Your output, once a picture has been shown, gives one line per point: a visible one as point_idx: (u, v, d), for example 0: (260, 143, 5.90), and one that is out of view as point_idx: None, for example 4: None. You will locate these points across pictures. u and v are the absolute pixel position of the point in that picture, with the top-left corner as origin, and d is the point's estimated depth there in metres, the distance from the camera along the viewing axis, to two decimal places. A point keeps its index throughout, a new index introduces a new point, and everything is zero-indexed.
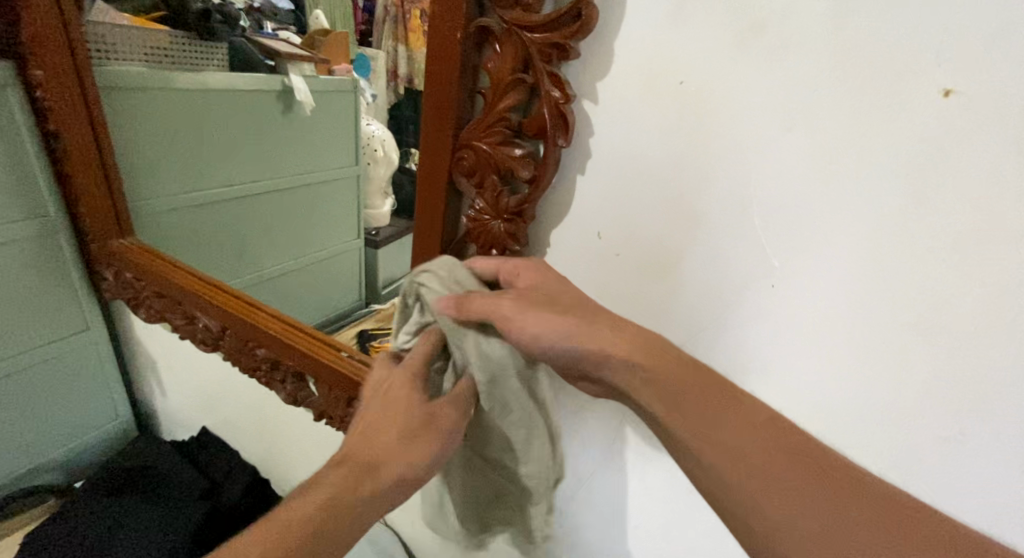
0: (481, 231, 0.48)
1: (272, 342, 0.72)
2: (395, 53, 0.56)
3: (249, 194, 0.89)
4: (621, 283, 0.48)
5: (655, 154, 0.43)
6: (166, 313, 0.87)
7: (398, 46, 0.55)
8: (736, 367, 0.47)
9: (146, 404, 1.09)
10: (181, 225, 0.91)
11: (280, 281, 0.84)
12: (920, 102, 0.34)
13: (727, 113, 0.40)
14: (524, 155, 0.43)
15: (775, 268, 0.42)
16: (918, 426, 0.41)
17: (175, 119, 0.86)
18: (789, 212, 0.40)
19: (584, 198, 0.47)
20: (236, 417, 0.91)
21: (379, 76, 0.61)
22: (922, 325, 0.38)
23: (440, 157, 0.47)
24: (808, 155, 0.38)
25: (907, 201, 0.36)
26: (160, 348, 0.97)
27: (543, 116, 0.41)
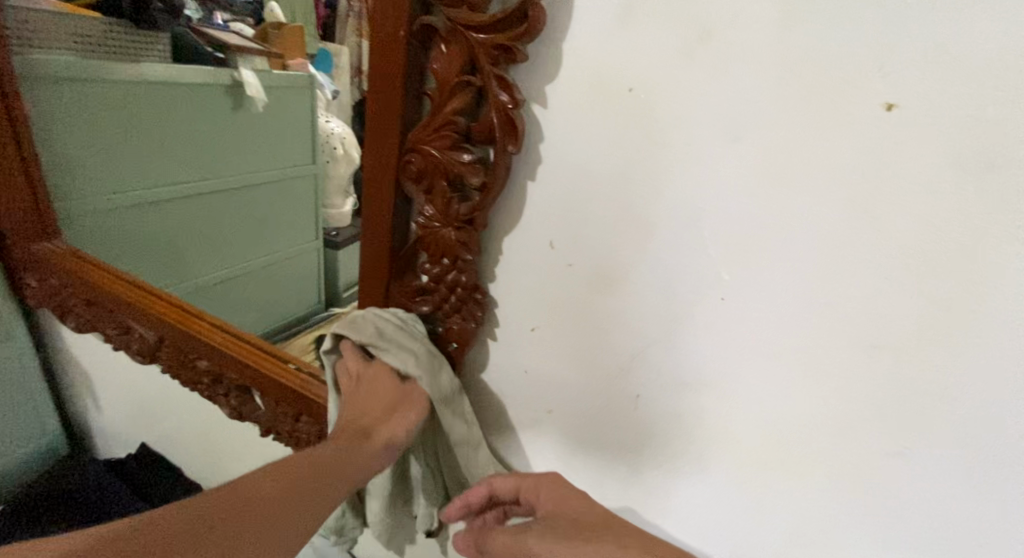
0: (431, 240, 0.46)
1: (214, 354, 0.69)
2: (359, 50, 0.51)
3: (196, 193, 0.86)
4: (573, 294, 0.47)
5: (605, 164, 0.42)
6: (96, 322, 0.82)
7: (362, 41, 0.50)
8: (688, 381, 0.46)
9: (79, 419, 1.02)
10: (111, 229, 0.85)
11: (223, 287, 0.79)
12: (865, 116, 0.34)
13: (676, 123, 0.39)
14: (473, 161, 0.41)
15: (725, 280, 0.41)
16: (864, 440, 0.41)
17: (109, 114, 0.81)
18: (739, 226, 0.40)
19: (535, 207, 0.45)
20: (177, 433, 0.86)
21: (342, 73, 0.57)
22: (863, 340, 0.38)
23: (387, 161, 0.44)
24: (757, 167, 0.38)
25: (849, 215, 0.36)
26: (93, 360, 0.92)
27: (491, 121, 0.40)
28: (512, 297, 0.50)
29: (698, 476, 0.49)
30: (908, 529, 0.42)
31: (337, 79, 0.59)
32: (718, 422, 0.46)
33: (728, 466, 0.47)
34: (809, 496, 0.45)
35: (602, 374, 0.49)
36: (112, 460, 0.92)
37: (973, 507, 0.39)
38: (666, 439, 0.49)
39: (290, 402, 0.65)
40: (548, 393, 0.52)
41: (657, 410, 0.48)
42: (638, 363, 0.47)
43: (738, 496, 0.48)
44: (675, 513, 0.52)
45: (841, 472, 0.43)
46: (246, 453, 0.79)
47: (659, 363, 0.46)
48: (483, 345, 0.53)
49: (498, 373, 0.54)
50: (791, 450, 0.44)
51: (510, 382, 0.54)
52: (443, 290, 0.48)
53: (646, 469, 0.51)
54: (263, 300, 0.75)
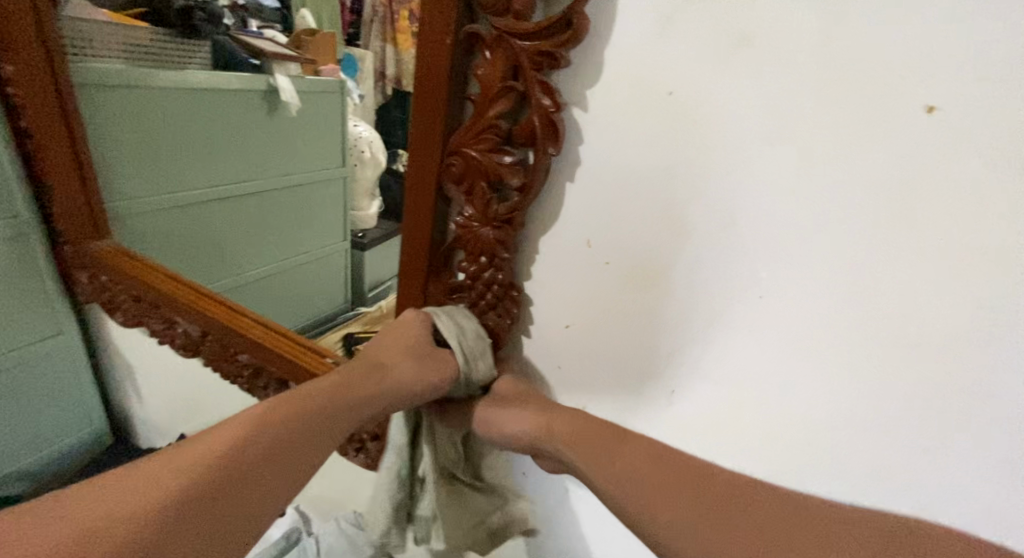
0: (470, 239, 0.47)
1: (254, 348, 0.72)
2: (383, 52, 0.55)
3: (230, 195, 0.88)
4: (608, 291, 0.48)
5: (642, 165, 0.43)
6: (142, 317, 0.86)
7: (387, 45, 0.54)
8: (721, 376, 0.47)
9: (122, 411, 1.06)
10: (156, 228, 0.88)
11: (260, 285, 0.82)
12: (902, 117, 0.35)
13: (713, 126, 0.40)
14: (513, 163, 0.43)
15: (761, 278, 0.42)
16: (899, 437, 0.41)
17: (155, 118, 0.85)
18: (774, 225, 0.41)
19: (572, 207, 0.47)
20: (216, 426, 0.89)
21: (367, 77, 0.60)
22: (900, 337, 0.39)
23: (428, 163, 0.46)
24: (795, 168, 0.39)
25: (887, 214, 0.37)
26: (137, 353, 0.95)
27: (532, 124, 0.41)
28: (546, 295, 0.51)
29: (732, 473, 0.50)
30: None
31: (361, 83, 0.63)
32: (751, 418, 0.47)
33: (762, 463, 0.48)
34: (845, 496, 0.45)
35: (635, 370, 0.50)
36: (154, 450, 0.95)
37: (1013, 506, 0.39)
38: (699, 435, 0.50)
39: None
40: (581, 389, 0.53)
41: (690, 406, 0.49)
42: (673, 359, 0.48)
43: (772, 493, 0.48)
44: None
45: (877, 470, 0.43)
46: None
47: (692, 359, 0.47)
48: (517, 341, 0.55)
49: (531, 370, 0.55)
50: (825, 448, 0.45)
51: (544, 378, 0.55)
52: (479, 287, 0.50)
53: None
54: (296, 298, 0.78)
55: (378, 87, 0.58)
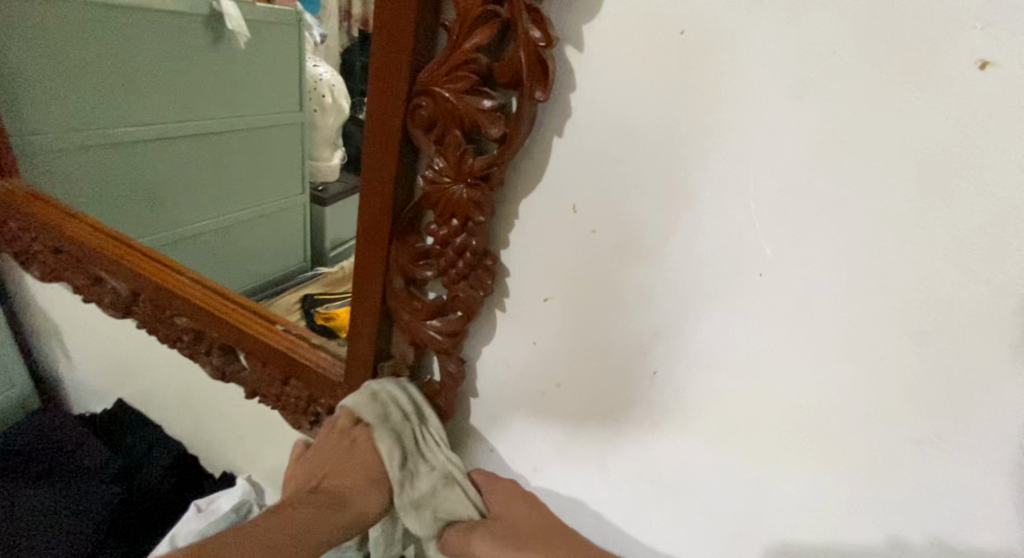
0: (441, 197, 0.41)
1: (195, 311, 0.65)
2: None
3: (166, 136, 0.77)
4: (591, 266, 0.43)
5: (639, 120, 0.37)
6: (64, 272, 0.77)
7: None
8: (710, 360, 0.42)
9: (48, 371, 0.97)
10: (78, 170, 0.78)
11: (202, 240, 0.73)
12: (950, 75, 0.30)
13: (729, 77, 0.34)
14: (493, 109, 0.36)
15: (767, 256, 0.37)
16: (894, 428, 0.38)
17: (76, 39, 0.73)
18: (788, 195, 0.36)
19: (557, 166, 0.41)
20: (156, 390, 0.82)
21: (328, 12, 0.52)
22: (913, 325, 0.35)
23: (392, 105, 0.39)
24: (818, 129, 0.33)
25: (917, 189, 0.32)
26: (62, 311, 0.86)
27: (518, 61, 0.34)
28: (524, 264, 0.46)
29: (709, 459, 0.46)
30: (929, 523, 0.39)
31: (321, 20, 0.54)
32: (737, 406, 0.43)
33: (742, 450, 0.45)
34: (827, 486, 0.42)
35: (618, 351, 0.45)
36: (86, 416, 0.88)
37: (1001, 500, 0.37)
38: (677, 420, 0.46)
39: (278, 367, 0.61)
40: (557, 369, 0.49)
41: (672, 391, 0.45)
42: (658, 340, 0.43)
43: (747, 479, 0.45)
44: (679, 497, 0.49)
45: (864, 460, 0.40)
46: (230, 415, 0.76)
47: (681, 342, 0.43)
48: (490, 315, 0.49)
49: (502, 345, 0.50)
50: (814, 438, 0.41)
51: (516, 356, 0.50)
52: (450, 254, 0.44)
53: (654, 452, 0.48)
54: (244, 256, 0.70)
55: (342, 27, 0.50)
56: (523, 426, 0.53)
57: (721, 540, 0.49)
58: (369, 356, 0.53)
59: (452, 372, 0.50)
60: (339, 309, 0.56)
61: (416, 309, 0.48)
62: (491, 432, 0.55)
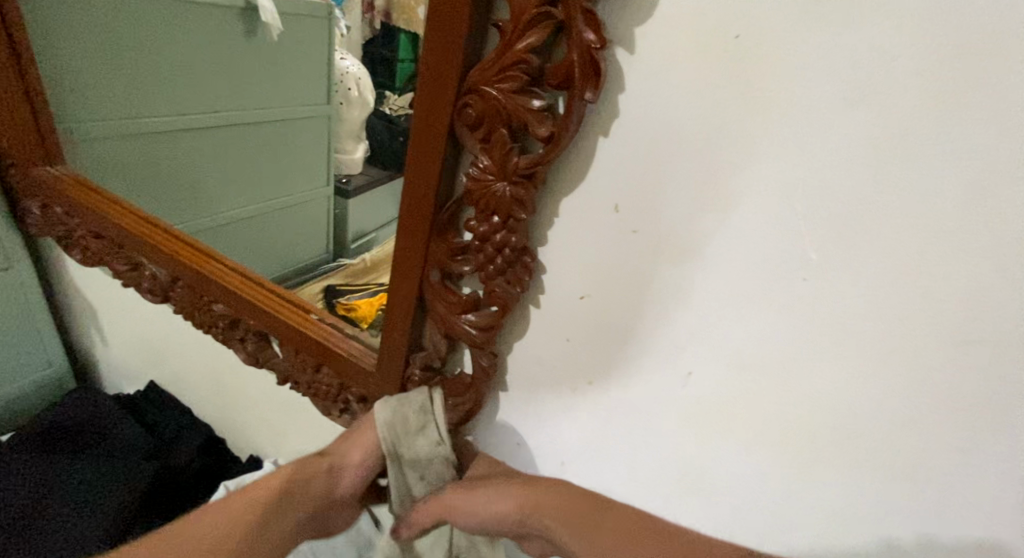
0: (483, 194, 0.41)
1: (229, 298, 0.67)
2: None
3: (202, 125, 0.78)
4: (629, 264, 0.43)
5: (686, 122, 0.37)
6: (104, 256, 0.79)
7: None
8: (747, 361, 0.43)
9: (83, 353, 1.00)
10: (117, 157, 0.79)
11: (235, 229, 0.74)
12: (1010, 85, 0.29)
13: (778, 81, 0.34)
14: (542, 108, 0.36)
15: (809, 260, 0.38)
16: (930, 435, 0.38)
17: (118, 28, 0.75)
18: (833, 202, 0.35)
19: (599, 165, 0.41)
20: (187, 373, 0.84)
21: (356, 7, 0.53)
22: (959, 331, 0.35)
23: (438, 103, 0.39)
24: (869, 137, 0.33)
25: (969, 196, 0.32)
26: (99, 294, 0.88)
27: (570, 62, 0.35)
28: (561, 262, 0.46)
29: (744, 461, 0.46)
30: (973, 531, 0.39)
31: (348, 13, 0.55)
32: (771, 407, 0.43)
33: (778, 452, 0.44)
34: (860, 491, 0.42)
35: (651, 349, 0.46)
36: (120, 397, 0.90)
37: None
38: (713, 420, 0.46)
39: (310, 354, 0.62)
40: (589, 365, 0.49)
41: (704, 390, 0.45)
42: (693, 339, 0.44)
43: (776, 479, 0.45)
44: (708, 494, 0.49)
45: (897, 467, 0.40)
46: (259, 400, 0.78)
47: (717, 342, 0.43)
48: (524, 310, 0.50)
49: (534, 340, 0.51)
50: (849, 443, 0.41)
51: (548, 350, 0.50)
52: (489, 250, 0.44)
53: (689, 451, 0.48)
54: (273, 245, 0.71)
55: (366, 19, 0.51)
56: (552, 420, 0.54)
57: (748, 537, 0.49)
58: (402, 347, 0.54)
59: (484, 366, 0.51)
60: (360, 300, 0.59)
61: (452, 303, 0.48)
62: (519, 426, 0.56)
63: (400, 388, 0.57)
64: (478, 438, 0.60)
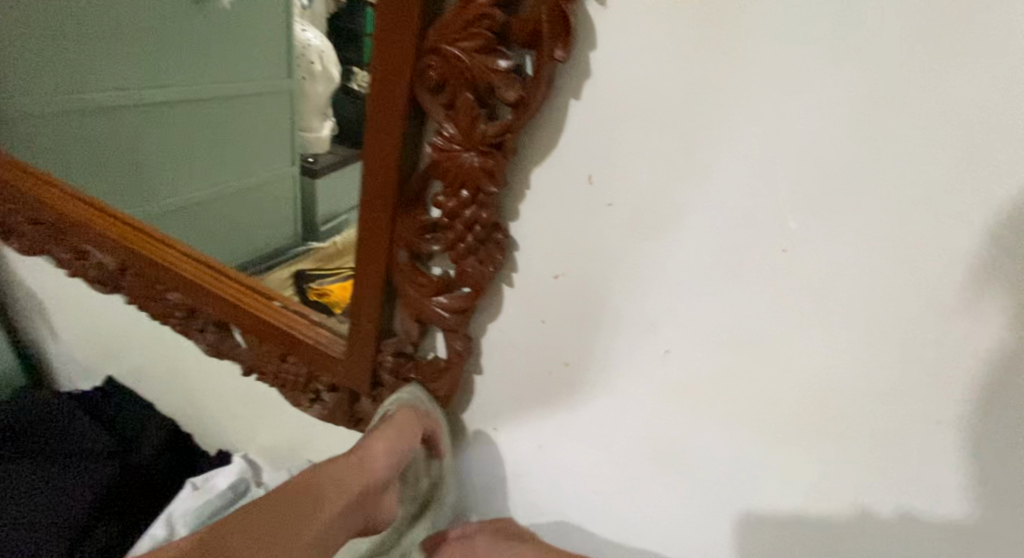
0: (449, 166, 0.39)
1: (185, 286, 0.64)
2: None
3: (148, 102, 0.73)
4: (603, 239, 0.41)
5: (661, 84, 0.35)
6: (47, 245, 0.75)
7: None
8: (727, 336, 0.41)
9: (34, 349, 0.95)
10: (63, 138, 0.75)
11: (188, 213, 0.69)
12: (1003, 36, 0.27)
13: (759, 37, 0.32)
14: (510, 70, 0.34)
15: (790, 230, 0.36)
16: (912, 408, 0.37)
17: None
18: (815, 167, 0.34)
19: (573, 136, 0.39)
20: (146, 367, 0.80)
21: None
22: (944, 305, 0.34)
23: (397, 67, 0.36)
24: (854, 97, 0.31)
25: (954, 160, 0.30)
26: (46, 286, 0.83)
27: (538, 17, 0.32)
28: (534, 239, 0.44)
29: (721, 438, 0.45)
30: (953, 502, 0.38)
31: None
32: (752, 384, 0.42)
33: (755, 430, 0.43)
34: (842, 467, 0.41)
35: (628, 327, 0.44)
36: (75, 394, 0.86)
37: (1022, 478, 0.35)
38: (693, 400, 0.45)
39: (275, 343, 0.60)
40: (564, 346, 0.47)
41: (683, 367, 0.44)
42: (672, 316, 0.42)
43: (755, 456, 0.44)
44: (689, 474, 0.48)
45: (879, 441, 0.39)
46: (224, 392, 0.74)
47: (695, 319, 0.41)
48: (498, 291, 0.47)
49: (508, 322, 0.49)
50: (832, 419, 0.40)
51: (523, 331, 0.48)
52: (458, 227, 0.41)
53: (666, 430, 0.47)
54: (228, 230, 0.66)
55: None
56: (528, 405, 0.52)
57: (728, 516, 0.48)
58: (372, 333, 0.51)
59: (458, 349, 0.48)
60: (332, 284, 0.54)
61: (422, 284, 0.46)
62: (495, 410, 0.54)
63: (371, 376, 0.54)
64: (453, 425, 0.58)
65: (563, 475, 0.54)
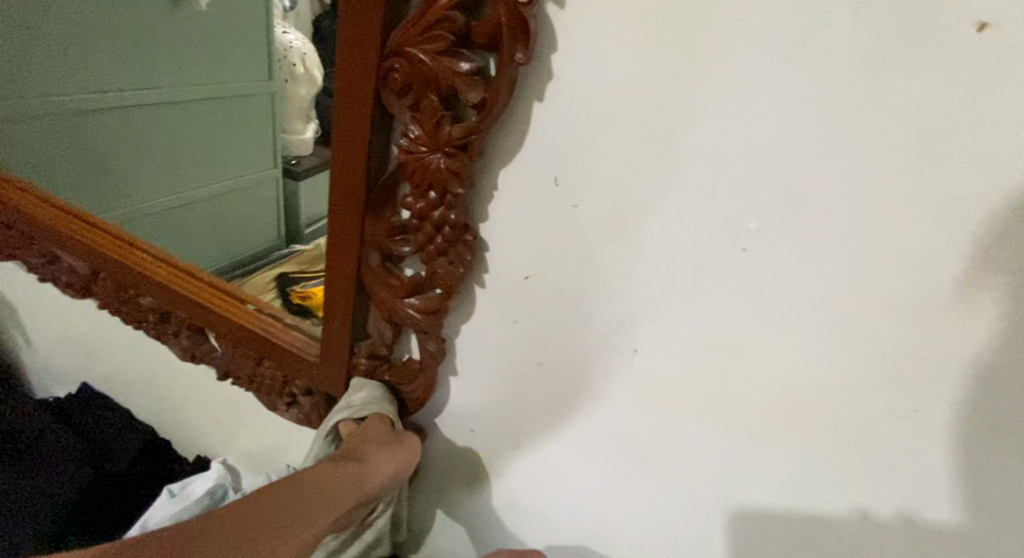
0: (416, 167, 0.39)
1: (160, 291, 0.64)
2: None
3: (122, 106, 0.72)
4: (572, 239, 0.42)
5: (624, 84, 0.35)
6: (19, 251, 0.75)
7: None
8: (695, 334, 0.41)
9: (10, 355, 0.93)
10: (37, 142, 0.74)
11: (163, 217, 0.69)
12: (946, 36, 0.28)
13: (716, 38, 0.32)
14: (472, 71, 0.34)
15: (752, 228, 0.36)
16: (875, 402, 0.38)
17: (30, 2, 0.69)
18: (773, 166, 0.34)
19: (540, 137, 0.39)
20: (122, 373, 0.79)
21: None
22: (902, 300, 0.34)
23: (362, 69, 0.37)
24: (809, 96, 0.32)
25: (908, 158, 0.31)
26: (20, 291, 0.82)
27: (497, 19, 0.32)
28: (505, 240, 0.44)
29: (691, 435, 0.45)
30: (917, 496, 0.39)
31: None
32: (720, 381, 0.42)
33: (727, 428, 0.44)
34: (810, 462, 0.42)
35: (599, 327, 0.44)
36: (51, 401, 0.85)
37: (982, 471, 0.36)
38: (664, 398, 0.45)
39: (252, 347, 0.59)
40: (537, 347, 0.47)
41: (654, 366, 0.44)
42: (641, 314, 0.42)
43: (727, 454, 0.45)
44: (663, 473, 0.48)
45: (844, 435, 0.40)
46: (202, 397, 0.73)
47: (664, 317, 0.42)
48: (470, 292, 0.48)
49: (481, 323, 0.49)
50: (798, 414, 0.41)
51: (496, 331, 0.48)
52: (427, 228, 0.42)
53: (638, 429, 0.47)
54: (205, 233, 0.65)
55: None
56: (504, 406, 0.52)
57: (701, 514, 0.48)
58: (345, 335, 0.51)
59: (431, 351, 0.48)
60: (315, 287, 0.54)
61: (393, 285, 0.46)
62: (471, 412, 0.54)
63: (346, 379, 0.54)
64: (429, 427, 0.58)
65: (539, 475, 0.55)
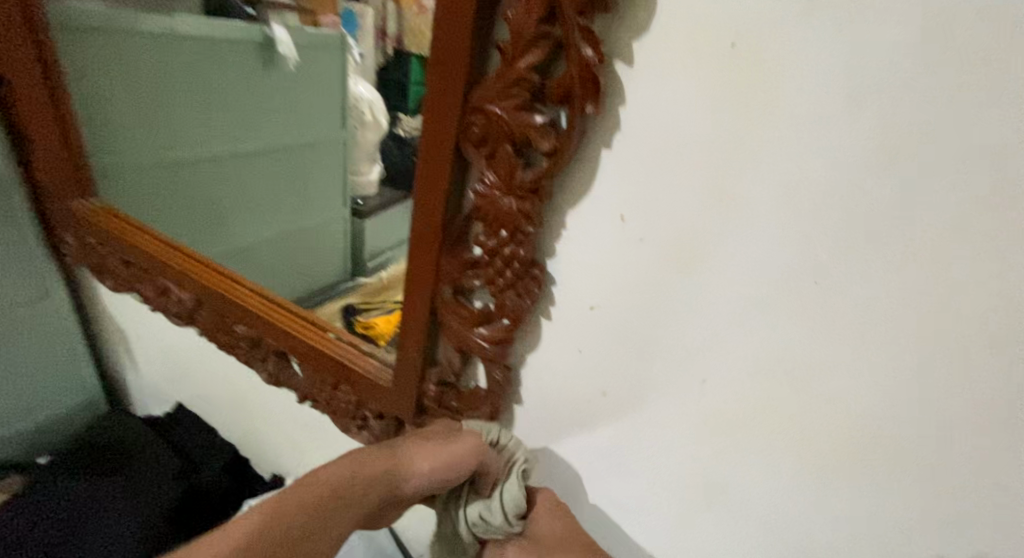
0: (490, 209, 0.42)
1: (251, 318, 0.68)
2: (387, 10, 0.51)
3: (228, 154, 0.83)
4: (637, 273, 0.44)
5: (687, 130, 0.38)
6: (133, 282, 0.81)
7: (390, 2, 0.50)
8: (761, 367, 0.42)
9: (116, 375, 1.04)
10: (149, 188, 0.83)
11: (257, 250, 0.77)
12: (1010, 80, 0.29)
13: (776, 87, 0.35)
14: (545, 123, 0.37)
15: (819, 263, 0.37)
16: (956, 441, 0.37)
17: (149, 69, 0.79)
18: (836, 204, 0.35)
19: (606, 179, 0.42)
20: (212, 395, 0.86)
21: (368, 37, 0.56)
22: (978, 336, 0.34)
23: (445, 123, 0.41)
24: (871, 139, 0.33)
25: (971, 194, 0.32)
26: (129, 318, 0.92)
27: (570, 78, 0.36)
28: (572, 274, 0.47)
29: (759, 467, 0.46)
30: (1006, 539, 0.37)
31: (362, 44, 0.57)
32: (787, 414, 0.43)
33: (795, 461, 0.44)
34: (886, 500, 0.41)
35: (664, 357, 0.46)
36: (149, 419, 0.93)
37: None
38: (729, 429, 0.46)
39: (328, 372, 0.64)
40: (602, 376, 0.49)
41: (720, 397, 0.45)
42: (706, 346, 0.44)
43: (798, 488, 0.45)
44: (730, 505, 0.48)
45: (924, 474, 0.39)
46: (283, 418, 0.79)
47: (729, 349, 0.43)
48: (536, 323, 0.50)
49: (548, 352, 0.51)
50: (870, 451, 0.40)
51: (563, 361, 0.51)
52: (498, 264, 0.45)
53: (704, 459, 0.48)
54: (294, 266, 0.73)
55: (382, 50, 0.53)
56: (569, 433, 0.54)
57: (772, 549, 0.48)
58: (418, 363, 0.54)
59: (498, 379, 0.51)
60: (377, 317, 0.60)
61: (465, 317, 0.49)
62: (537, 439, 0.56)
63: (416, 404, 0.57)
64: None
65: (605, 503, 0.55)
